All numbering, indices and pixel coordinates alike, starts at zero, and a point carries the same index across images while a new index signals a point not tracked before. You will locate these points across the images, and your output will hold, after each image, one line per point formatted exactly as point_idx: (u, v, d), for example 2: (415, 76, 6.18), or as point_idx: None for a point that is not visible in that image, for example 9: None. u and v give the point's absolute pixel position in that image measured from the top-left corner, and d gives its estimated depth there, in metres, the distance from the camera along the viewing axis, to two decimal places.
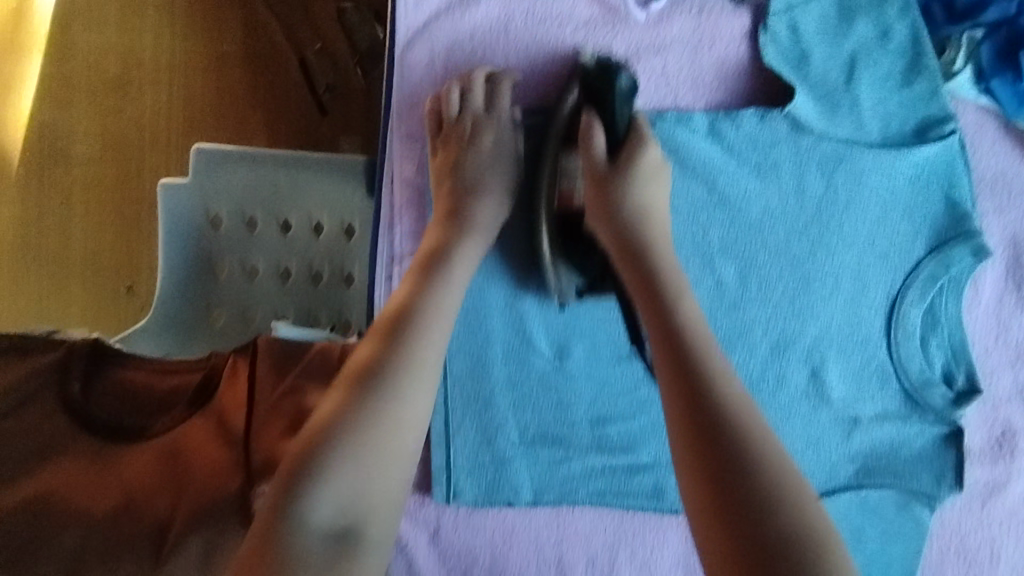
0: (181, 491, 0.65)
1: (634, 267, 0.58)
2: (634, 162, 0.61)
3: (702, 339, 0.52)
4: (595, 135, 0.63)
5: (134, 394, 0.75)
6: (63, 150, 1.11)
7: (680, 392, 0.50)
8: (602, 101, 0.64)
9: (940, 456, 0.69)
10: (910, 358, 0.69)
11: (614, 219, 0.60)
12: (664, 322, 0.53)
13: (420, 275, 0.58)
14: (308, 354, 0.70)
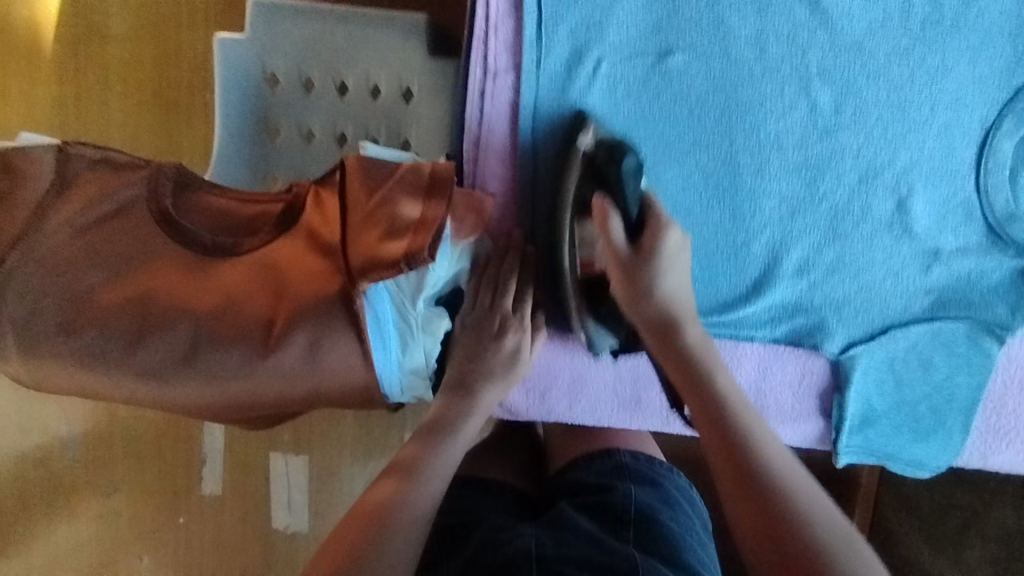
0: (281, 294, 0.68)
1: (669, 355, 0.61)
2: (673, 327, 0.62)
3: (710, 377, 0.59)
4: (611, 221, 0.63)
5: (219, 217, 0.75)
6: (98, 25, 1.12)
7: (700, 405, 0.57)
8: (611, 186, 0.64)
9: (1016, 290, 0.70)
10: (998, 190, 0.69)
11: (620, 254, 0.63)
12: (699, 394, 0.58)
13: (464, 391, 0.69)
14: (398, 172, 0.70)
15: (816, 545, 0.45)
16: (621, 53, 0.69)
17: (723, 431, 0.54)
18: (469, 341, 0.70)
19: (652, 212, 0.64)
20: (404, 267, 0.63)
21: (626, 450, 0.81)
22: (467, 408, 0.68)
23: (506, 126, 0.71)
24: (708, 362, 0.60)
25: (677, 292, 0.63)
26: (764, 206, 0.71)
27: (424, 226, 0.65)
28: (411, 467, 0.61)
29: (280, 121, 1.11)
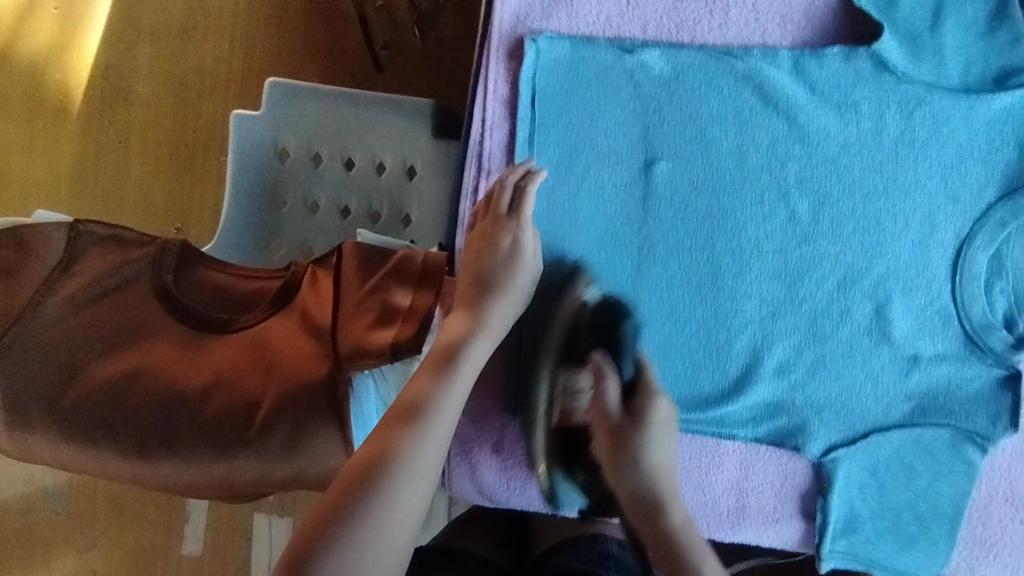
0: (269, 374, 0.69)
1: (608, 429, 0.64)
2: (643, 406, 0.63)
3: (665, 503, 0.62)
4: (606, 381, 0.64)
5: (220, 291, 0.78)
6: (124, 90, 1.19)
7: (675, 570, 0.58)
8: (615, 347, 0.66)
9: (996, 399, 0.71)
10: (973, 300, 0.71)
11: (632, 471, 0.62)
12: (634, 502, 0.63)
13: (458, 332, 0.59)
14: (391, 260, 0.73)
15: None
16: (609, 159, 0.72)
17: (678, 572, 0.57)
18: (614, 431, 0.63)
19: (644, 383, 0.65)
20: (388, 357, 0.64)
21: (614, 538, 0.78)
22: (635, 475, 0.63)
23: None
24: (663, 495, 0.62)
25: (663, 466, 0.63)
26: (746, 306, 0.72)
27: (412, 317, 0.67)
28: (399, 423, 0.51)
29: (288, 191, 1.16)
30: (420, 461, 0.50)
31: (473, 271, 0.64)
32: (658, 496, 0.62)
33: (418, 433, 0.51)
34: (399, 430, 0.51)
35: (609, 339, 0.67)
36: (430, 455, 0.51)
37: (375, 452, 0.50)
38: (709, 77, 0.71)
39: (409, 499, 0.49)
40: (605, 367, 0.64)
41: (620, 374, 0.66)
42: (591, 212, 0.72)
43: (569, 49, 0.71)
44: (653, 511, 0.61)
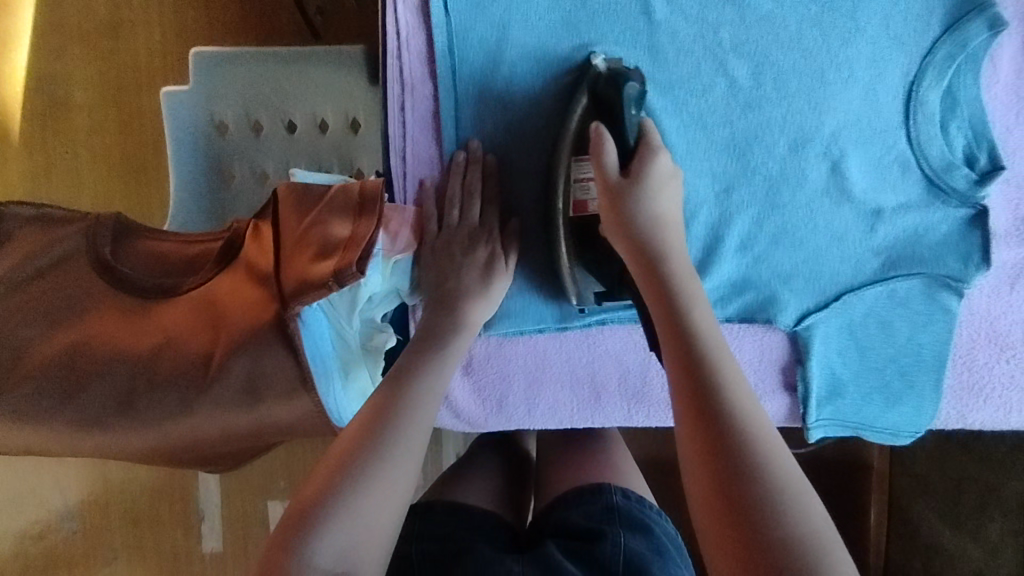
0: (219, 328, 0.67)
1: (618, 221, 0.60)
2: (642, 164, 0.61)
3: (671, 274, 0.58)
4: (605, 142, 0.61)
5: (166, 258, 0.76)
6: (62, 98, 1.13)
7: (683, 374, 0.51)
8: (613, 110, 0.63)
9: (966, 240, 0.69)
10: (931, 141, 0.68)
11: (630, 227, 0.60)
12: (650, 272, 0.58)
13: (431, 338, 0.63)
14: (329, 194, 0.70)
15: (776, 529, 0.43)
16: (535, 53, 0.68)
17: (679, 341, 0.53)
18: (612, 191, 0.61)
19: (647, 140, 0.62)
20: (332, 285, 0.61)
21: (618, 487, 0.75)
22: (636, 230, 0.60)
23: (431, 136, 0.70)
24: (676, 266, 0.58)
25: (663, 215, 0.60)
26: (697, 186, 0.70)
27: (353, 244, 0.64)
28: (376, 420, 0.54)
29: (234, 167, 1.13)
30: (399, 458, 0.52)
31: (440, 286, 0.66)
32: (687, 322, 0.54)
33: (389, 437, 0.53)
34: (374, 431, 0.53)
35: (609, 108, 0.64)
36: (406, 459, 0.53)
37: (353, 446, 0.52)
38: (608, 9, 0.68)
39: (391, 488, 0.51)
40: (604, 134, 0.61)
41: (621, 141, 0.63)
42: (526, 112, 0.69)
43: None
44: (664, 349, 0.56)
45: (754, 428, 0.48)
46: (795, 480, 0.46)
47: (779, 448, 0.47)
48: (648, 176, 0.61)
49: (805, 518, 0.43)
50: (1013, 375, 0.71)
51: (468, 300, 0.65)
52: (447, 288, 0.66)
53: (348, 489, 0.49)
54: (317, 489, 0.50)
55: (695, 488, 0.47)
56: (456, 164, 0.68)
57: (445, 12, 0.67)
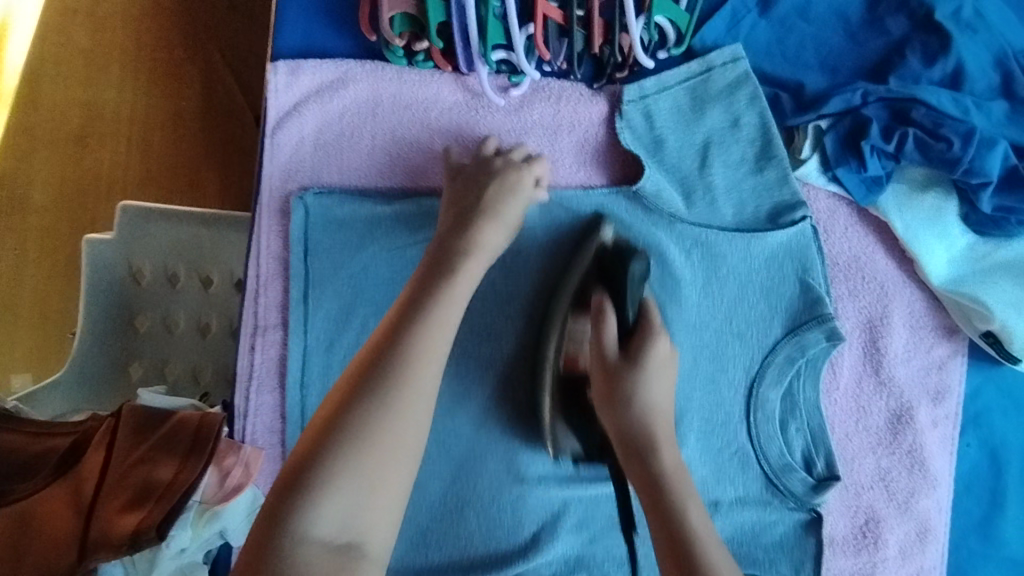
0: (22, 560, 0.65)
1: (610, 413, 0.60)
2: (641, 347, 0.60)
3: (645, 413, 0.59)
4: (605, 319, 0.62)
5: (10, 452, 0.74)
6: (20, 199, 0.93)
7: (662, 523, 0.54)
8: (615, 286, 0.64)
9: (800, 545, 0.67)
10: (770, 441, 0.69)
11: (623, 425, 0.59)
12: (626, 448, 0.59)
13: (440, 269, 0.57)
14: (168, 423, 0.70)
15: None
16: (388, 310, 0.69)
17: (634, 459, 0.58)
18: (609, 371, 0.61)
19: (648, 321, 0.62)
20: (127, 549, 0.60)
21: None
22: (625, 413, 0.59)
23: (277, 378, 0.70)
24: (658, 439, 0.59)
25: (659, 404, 0.59)
26: (537, 459, 0.69)
27: (170, 492, 0.63)
28: (368, 371, 0.50)
29: (145, 316, 0.90)
30: (385, 412, 0.48)
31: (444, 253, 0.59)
32: (656, 475, 0.57)
33: (346, 448, 0.47)
34: (372, 375, 0.49)
35: (611, 279, 0.65)
36: (402, 405, 0.49)
37: (329, 422, 0.48)
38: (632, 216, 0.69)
39: (374, 480, 0.47)
40: (605, 307, 0.62)
41: (620, 315, 0.62)
42: None
43: (339, 203, 0.69)
44: (614, 408, 0.60)
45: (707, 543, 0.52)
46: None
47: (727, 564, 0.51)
48: (632, 377, 0.59)
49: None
50: None
51: (482, 222, 0.61)
52: (444, 247, 0.60)
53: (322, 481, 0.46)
54: (291, 473, 0.46)
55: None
56: (508, 162, 0.66)
57: (305, 264, 0.69)
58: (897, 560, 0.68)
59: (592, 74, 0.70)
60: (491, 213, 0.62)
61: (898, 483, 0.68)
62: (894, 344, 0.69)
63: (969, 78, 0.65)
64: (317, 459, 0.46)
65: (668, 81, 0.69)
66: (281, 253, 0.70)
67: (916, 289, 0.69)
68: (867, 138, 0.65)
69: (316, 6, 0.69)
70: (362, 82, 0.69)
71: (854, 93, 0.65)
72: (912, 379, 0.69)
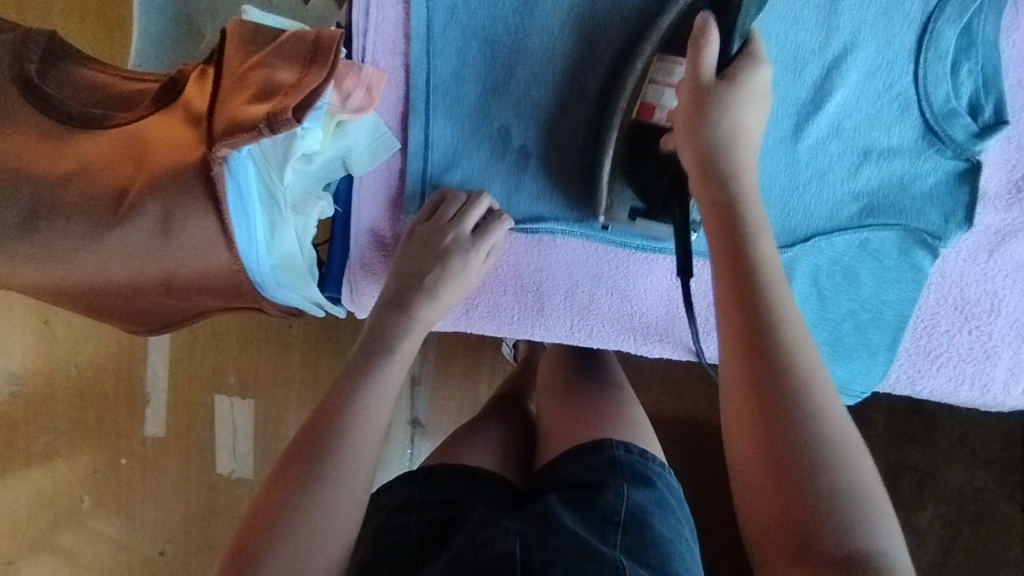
0: (142, 164, 0.61)
1: (722, 221, 0.51)
2: (748, 69, 0.55)
3: (753, 230, 0.51)
4: (709, 38, 0.54)
5: (100, 89, 0.68)
6: None
7: (748, 301, 0.47)
8: (722, 17, 0.56)
9: (953, 196, 0.65)
10: (936, 84, 0.63)
11: (720, 205, 0.52)
12: (738, 277, 0.48)
13: (410, 279, 0.62)
14: (280, 38, 0.64)
15: (816, 484, 0.41)
16: None
17: (742, 303, 0.47)
18: (698, 89, 0.54)
19: (753, 49, 0.56)
20: (263, 129, 0.56)
21: (620, 441, 0.70)
22: (707, 136, 0.54)
23: None
24: (736, 164, 0.54)
25: (751, 123, 0.55)
26: None
27: (297, 88, 0.59)
28: (368, 352, 0.58)
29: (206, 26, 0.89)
30: (378, 392, 0.55)
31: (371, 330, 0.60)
32: (759, 271, 0.48)
33: (338, 433, 0.51)
34: (357, 366, 0.57)
35: (723, 10, 0.57)
36: (362, 453, 0.52)
37: (309, 438, 0.51)
38: None
39: (339, 483, 0.50)
40: (711, 27, 0.54)
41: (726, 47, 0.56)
42: None
43: None
44: (693, 120, 0.54)
45: (800, 367, 0.45)
46: (856, 469, 0.42)
47: (825, 384, 0.44)
48: (722, 154, 0.53)
49: (849, 464, 0.42)
50: (970, 347, 0.67)
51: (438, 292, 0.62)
52: (436, 251, 0.62)
53: (297, 493, 0.48)
54: (282, 468, 0.50)
55: (756, 493, 0.43)
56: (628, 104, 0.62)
57: None
58: None
59: None
60: (437, 278, 0.62)
61: None
62: None
63: None
64: (324, 442, 0.51)
65: None
66: None
67: None
68: None
69: None
70: None
71: None
72: None
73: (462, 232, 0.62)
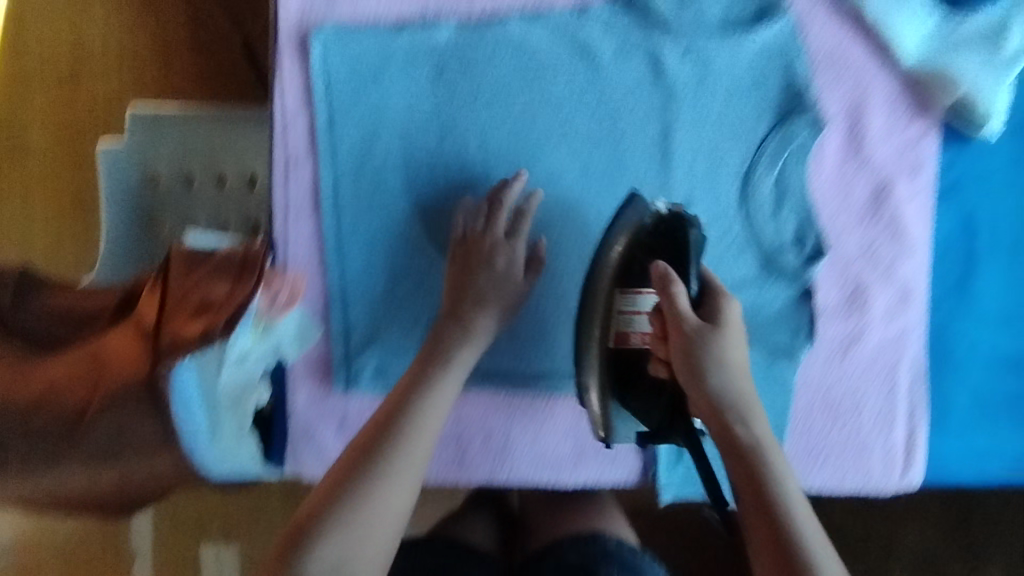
0: (99, 382, 0.69)
1: (679, 330, 0.61)
2: (716, 310, 0.63)
3: (718, 357, 0.61)
4: (673, 286, 0.62)
5: (69, 309, 0.79)
6: None
7: (703, 393, 0.60)
8: (681, 262, 0.67)
9: (798, 315, 0.76)
10: (764, 224, 0.75)
11: (699, 385, 0.60)
12: (687, 349, 0.61)
13: (428, 358, 0.67)
14: (216, 257, 0.76)
15: (792, 548, 0.53)
16: (411, 133, 0.74)
17: (740, 461, 0.57)
18: (682, 334, 0.61)
19: (713, 292, 0.65)
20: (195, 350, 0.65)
21: (610, 535, 0.73)
22: (716, 353, 0.61)
23: (309, 205, 0.75)
24: (746, 412, 0.60)
25: (736, 363, 0.61)
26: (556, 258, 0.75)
27: (226, 305, 0.69)
28: (389, 420, 0.61)
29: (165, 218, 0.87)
30: (417, 445, 0.60)
31: (411, 384, 0.64)
32: (701, 351, 0.60)
33: (364, 482, 0.56)
34: (393, 425, 0.60)
35: (677, 249, 0.68)
36: (383, 516, 0.55)
37: (333, 482, 0.57)
38: (563, 206, 0.75)
39: (359, 531, 0.54)
40: (670, 274, 0.62)
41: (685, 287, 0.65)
42: (403, 179, 0.75)
43: (359, 35, 0.74)
44: (694, 373, 0.60)
45: (791, 481, 0.57)
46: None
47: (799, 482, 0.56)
48: (704, 348, 0.60)
49: (790, 505, 0.55)
50: (845, 441, 0.76)
51: (456, 356, 0.67)
52: (456, 292, 0.71)
53: (324, 549, 0.53)
54: (314, 512, 0.55)
55: (755, 535, 0.55)
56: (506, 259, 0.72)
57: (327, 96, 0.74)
58: (882, 319, 0.76)
59: None
60: (459, 339, 0.68)
61: (882, 252, 0.75)
62: (875, 125, 0.74)
63: None
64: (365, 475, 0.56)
65: None
66: (301, 90, 0.74)
67: (892, 71, 0.74)
68: None
69: None
70: None
71: None
72: (890, 156, 0.75)
73: (507, 241, 0.72)
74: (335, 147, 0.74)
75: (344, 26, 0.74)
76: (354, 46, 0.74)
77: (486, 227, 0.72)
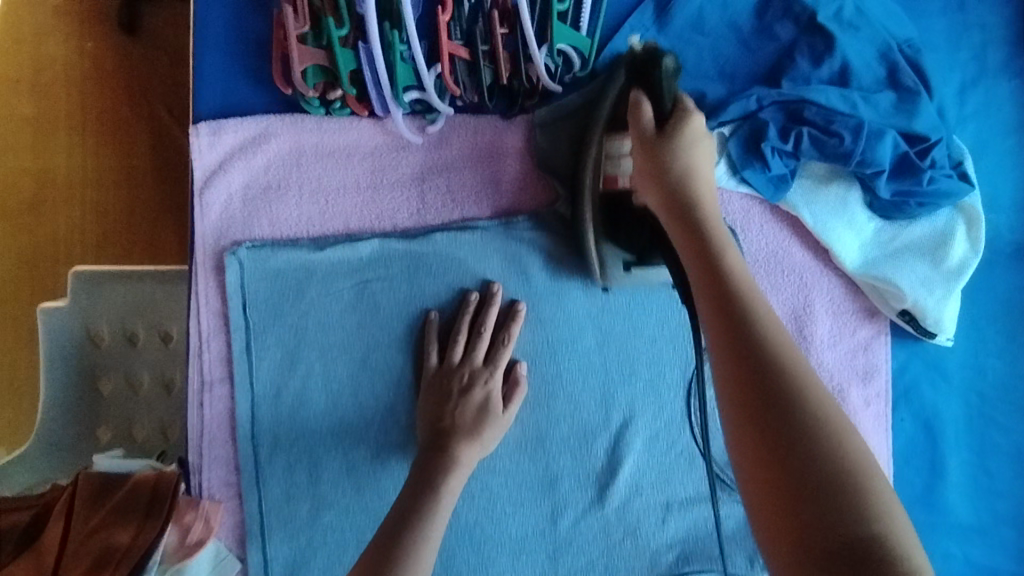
0: None
1: (690, 238, 0.55)
2: (678, 125, 0.58)
3: (730, 271, 0.51)
4: (642, 108, 0.60)
5: None
6: None
7: (720, 309, 0.49)
8: (649, 80, 0.63)
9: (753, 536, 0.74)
10: (713, 439, 0.74)
11: (664, 189, 0.57)
12: (722, 304, 0.50)
13: (438, 450, 0.64)
14: (125, 488, 0.66)
15: (800, 426, 0.43)
16: (334, 353, 0.70)
17: (700, 264, 0.52)
18: (647, 142, 0.59)
19: (681, 109, 0.60)
20: None
21: None
22: (672, 173, 0.57)
23: (228, 432, 0.71)
24: (712, 222, 0.55)
25: (705, 172, 0.58)
26: (490, 481, 0.70)
27: (129, 557, 0.62)
28: (424, 487, 0.60)
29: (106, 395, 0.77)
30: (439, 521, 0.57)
31: (437, 424, 0.66)
32: (730, 290, 0.50)
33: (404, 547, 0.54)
34: (417, 499, 0.59)
35: (650, 85, 0.62)
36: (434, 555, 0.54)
37: (380, 547, 0.54)
38: None
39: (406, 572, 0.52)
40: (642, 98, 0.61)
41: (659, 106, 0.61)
42: (326, 401, 0.70)
43: (273, 253, 0.70)
44: (671, 205, 0.57)
45: (813, 389, 0.45)
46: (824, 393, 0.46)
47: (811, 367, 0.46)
48: (709, 225, 0.55)
49: (839, 434, 0.43)
50: None
51: (460, 444, 0.64)
52: (443, 424, 0.66)
53: None
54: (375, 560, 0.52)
55: (745, 432, 0.44)
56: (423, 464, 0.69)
57: (243, 317, 0.69)
58: None
59: (505, 104, 0.71)
60: (475, 420, 0.66)
61: None
62: (818, 332, 0.71)
63: (856, 75, 0.67)
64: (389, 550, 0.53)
65: (578, 102, 0.71)
66: (218, 309, 0.70)
67: (832, 275, 0.72)
68: (767, 140, 0.67)
69: (230, 63, 0.69)
70: (283, 135, 0.70)
71: (750, 99, 0.67)
72: (840, 362, 0.71)
73: (486, 334, 0.69)
74: (253, 371, 0.70)
75: (260, 243, 0.70)
76: (270, 264, 0.70)
77: (464, 351, 0.69)
